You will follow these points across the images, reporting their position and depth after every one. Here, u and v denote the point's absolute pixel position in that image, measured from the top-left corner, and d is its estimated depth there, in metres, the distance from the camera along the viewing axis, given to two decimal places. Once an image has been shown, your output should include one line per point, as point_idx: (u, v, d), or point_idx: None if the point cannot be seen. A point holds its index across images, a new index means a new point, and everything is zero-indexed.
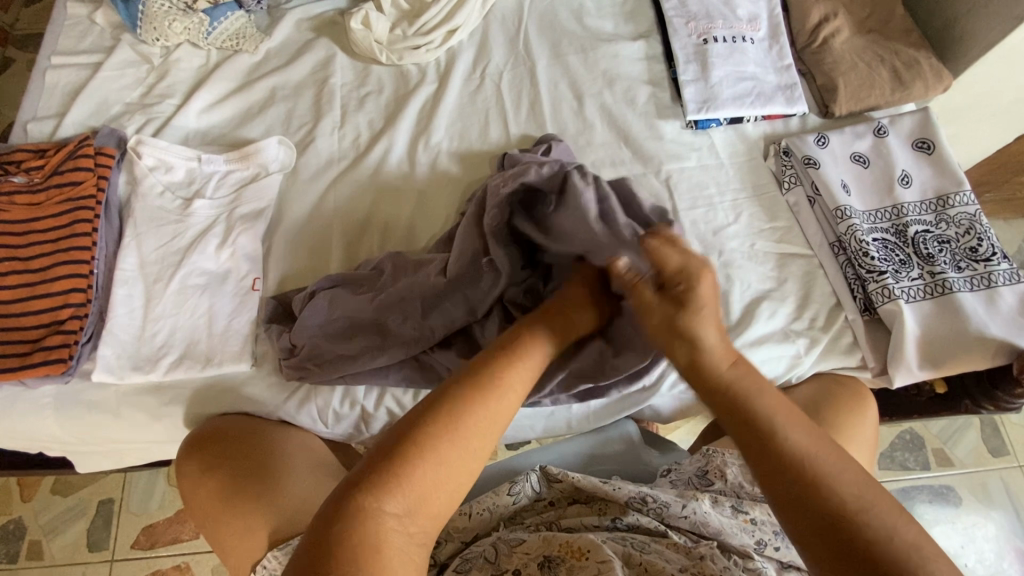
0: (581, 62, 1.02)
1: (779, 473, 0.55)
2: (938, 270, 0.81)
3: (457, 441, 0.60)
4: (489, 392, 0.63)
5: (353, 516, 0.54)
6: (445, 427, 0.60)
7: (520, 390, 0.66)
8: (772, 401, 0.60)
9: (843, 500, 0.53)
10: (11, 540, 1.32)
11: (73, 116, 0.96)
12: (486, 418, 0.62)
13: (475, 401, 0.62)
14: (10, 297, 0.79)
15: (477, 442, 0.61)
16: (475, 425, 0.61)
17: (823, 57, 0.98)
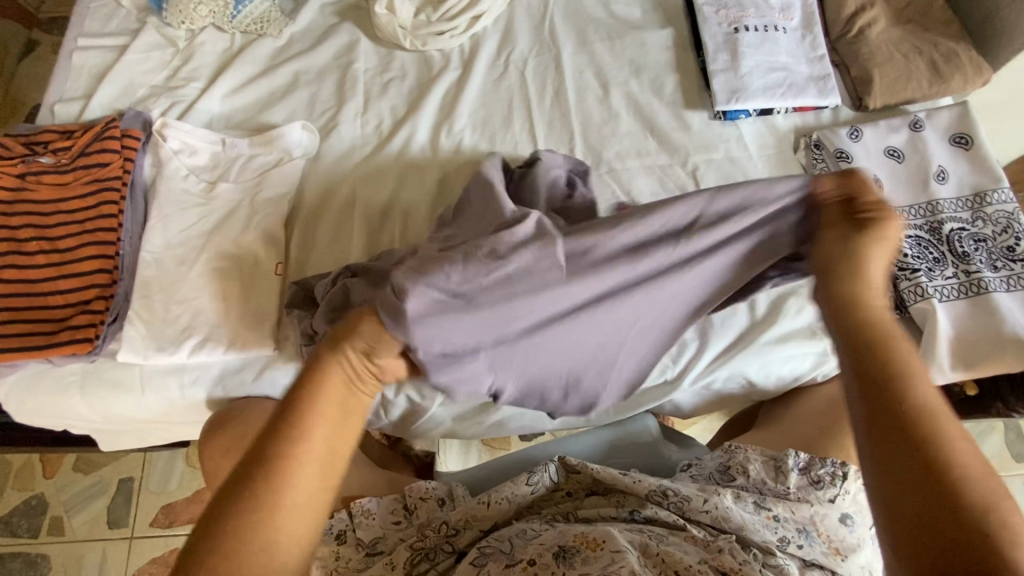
0: (608, 51, 1.00)
1: (887, 424, 0.49)
2: (973, 268, 0.79)
3: (265, 516, 0.48)
4: (291, 446, 0.50)
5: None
6: (251, 507, 0.48)
7: (329, 419, 0.52)
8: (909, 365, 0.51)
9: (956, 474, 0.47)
10: (34, 515, 1.36)
11: (99, 98, 0.97)
12: (300, 471, 0.50)
13: (282, 460, 0.49)
14: (39, 276, 0.80)
15: (298, 501, 0.49)
16: (285, 483, 0.49)
17: (858, 48, 0.95)
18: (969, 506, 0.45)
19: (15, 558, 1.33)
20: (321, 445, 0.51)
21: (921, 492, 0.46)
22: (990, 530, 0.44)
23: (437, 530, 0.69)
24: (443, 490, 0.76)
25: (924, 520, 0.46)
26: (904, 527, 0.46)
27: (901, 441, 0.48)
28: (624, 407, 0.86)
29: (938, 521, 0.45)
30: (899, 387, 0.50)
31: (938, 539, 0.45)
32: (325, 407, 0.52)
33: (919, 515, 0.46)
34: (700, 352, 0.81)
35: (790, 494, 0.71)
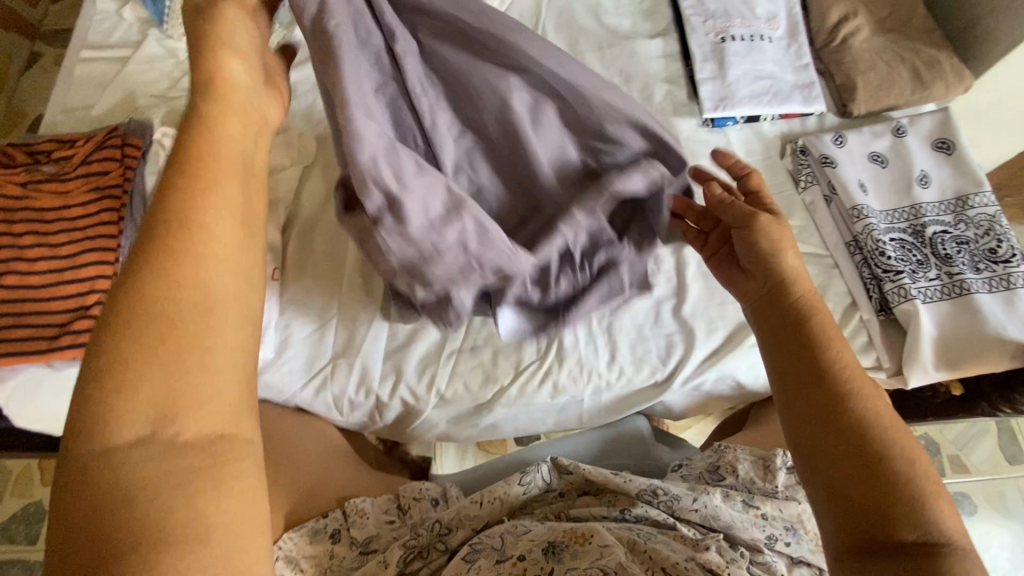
0: (598, 60, 1.02)
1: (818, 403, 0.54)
2: (955, 270, 0.81)
3: (166, 272, 0.43)
4: (181, 198, 0.46)
5: (78, 470, 0.38)
6: (146, 267, 0.43)
7: (220, 241, 0.46)
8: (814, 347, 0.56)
9: (897, 454, 0.51)
10: (32, 521, 1.37)
11: (102, 108, 0.99)
12: (200, 215, 0.46)
13: (170, 217, 0.45)
14: (40, 282, 0.82)
15: (191, 277, 0.43)
16: (194, 274, 0.44)
17: (842, 56, 0.98)
18: (882, 460, 0.50)
19: (13, 564, 1.34)
20: (218, 187, 0.48)
21: (848, 457, 0.51)
22: (905, 477, 0.49)
23: (429, 529, 0.70)
24: (437, 491, 0.76)
25: (852, 482, 0.50)
26: (825, 487, 0.51)
27: (826, 421, 0.53)
28: (611, 409, 0.87)
29: (863, 478, 0.50)
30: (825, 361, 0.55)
31: (859, 487, 0.50)
32: (231, 179, 0.49)
33: (844, 467, 0.51)
34: (687, 352, 0.83)
35: (778, 493, 0.72)
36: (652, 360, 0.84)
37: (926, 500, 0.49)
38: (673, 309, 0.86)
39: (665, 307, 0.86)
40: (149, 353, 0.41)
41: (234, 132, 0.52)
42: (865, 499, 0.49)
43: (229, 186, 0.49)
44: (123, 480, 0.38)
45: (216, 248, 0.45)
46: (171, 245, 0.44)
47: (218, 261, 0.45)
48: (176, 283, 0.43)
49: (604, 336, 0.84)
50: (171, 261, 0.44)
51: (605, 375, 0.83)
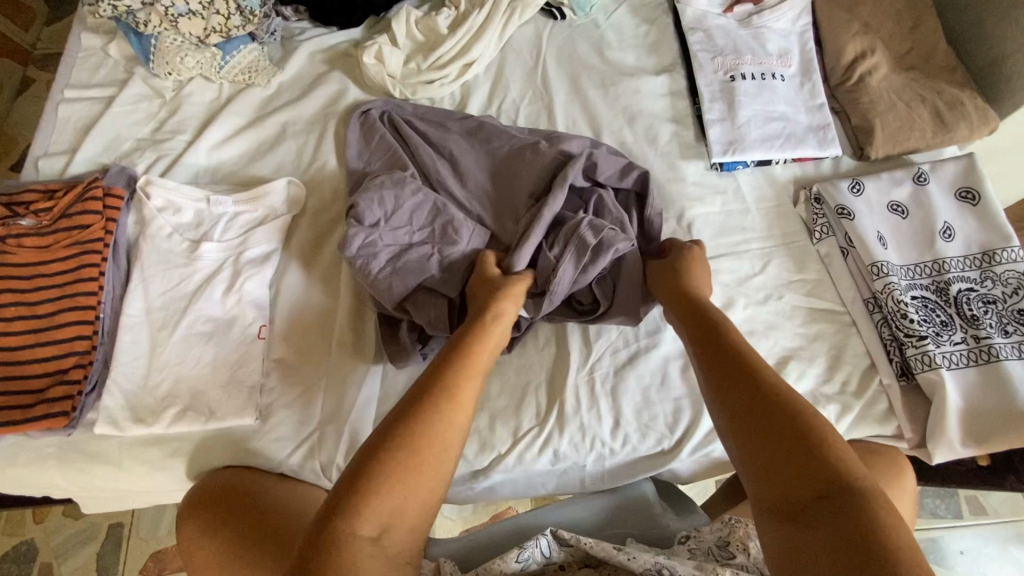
0: (602, 98, 0.98)
1: (730, 383, 0.63)
2: (983, 334, 0.76)
3: (428, 435, 0.60)
4: (453, 388, 0.64)
5: (325, 543, 0.53)
6: (421, 441, 0.60)
7: (469, 391, 0.65)
8: (724, 345, 0.67)
9: (799, 418, 0.58)
10: (23, 562, 1.34)
11: (85, 152, 0.95)
12: (451, 412, 0.62)
13: (450, 383, 0.64)
14: (15, 344, 0.78)
15: (426, 454, 0.59)
16: (454, 403, 0.63)
17: (858, 96, 0.92)
18: (791, 417, 0.58)
19: None
20: (469, 386, 0.66)
21: (767, 424, 0.58)
22: (808, 436, 0.56)
23: None
24: (432, 568, 0.73)
25: (767, 447, 0.57)
26: (750, 461, 0.58)
27: (737, 397, 0.61)
28: (615, 474, 0.82)
29: (781, 439, 0.57)
30: (731, 353, 0.66)
31: (775, 447, 0.57)
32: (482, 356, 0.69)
33: (762, 431, 0.58)
34: (696, 417, 0.79)
35: None
36: (659, 427, 0.79)
37: (827, 445, 0.55)
38: (681, 370, 0.81)
39: (672, 366, 0.81)
40: (399, 462, 0.58)
41: (492, 322, 0.72)
42: (776, 458, 0.56)
43: (481, 349, 0.70)
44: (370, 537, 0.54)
45: (461, 395, 0.64)
46: (436, 378, 0.64)
47: (453, 447, 0.61)
48: (427, 448, 0.60)
49: (607, 399, 0.80)
50: (440, 389, 0.63)
51: (609, 442, 0.79)
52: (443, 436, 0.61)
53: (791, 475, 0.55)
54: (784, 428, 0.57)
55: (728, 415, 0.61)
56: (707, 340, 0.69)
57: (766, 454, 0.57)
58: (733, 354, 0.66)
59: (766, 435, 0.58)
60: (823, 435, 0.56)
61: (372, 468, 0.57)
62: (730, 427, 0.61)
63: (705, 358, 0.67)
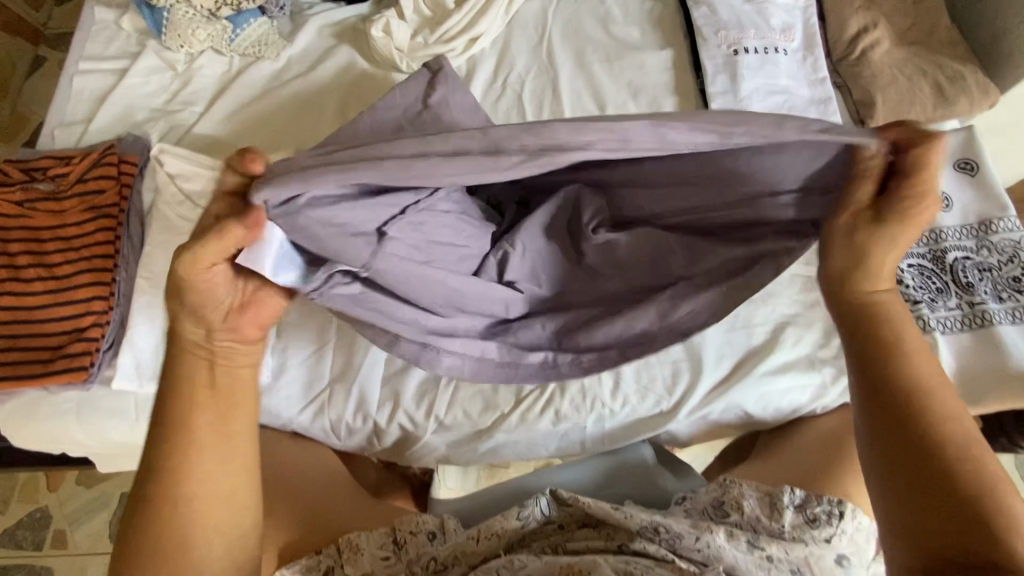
0: (605, 72, 0.99)
1: (891, 404, 0.54)
2: (977, 300, 0.77)
3: (176, 467, 0.55)
4: (188, 417, 0.56)
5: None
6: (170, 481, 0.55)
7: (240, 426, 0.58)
8: (883, 347, 0.56)
9: (963, 459, 0.52)
10: (38, 528, 1.38)
11: (99, 122, 0.97)
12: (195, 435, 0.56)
13: (180, 426, 0.56)
14: (34, 304, 0.81)
15: (198, 485, 0.56)
16: (194, 449, 0.56)
17: (860, 70, 0.93)
18: (952, 458, 0.52)
19: (19, 570, 1.36)
20: (216, 407, 0.57)
21: (915, 462, 0.53)
22: (973, 486, 0.51)
23: (425, 567, 0.69)
24: (434, 523, 0.75)
25: (923, 489, 0.52)
26: (896, 498, 0.53)
27: (892, 423, 0.54)
28: (615, 437, 0.84)
29: (916, 468, 0.52)
30: (897, 363, 0.55)
31: (919, 493, 0.52)
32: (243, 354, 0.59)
33: (910, 470, 0.52)
34: (694, 381, 0.81)
35: (785, 534, 0.69)
36: (658, 389, 0.81)
37: (993, 498, 0.50)
38: (681, 335, 0.83)
39: None
40: (156, 513, 0.55)
41: (197, 327, 0.57)
42: (930, 504, 0.51)
43: (238, 378, 0.59)
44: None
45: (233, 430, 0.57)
46: (176, 410, 0.56)
47: (209, 463, 0.56)
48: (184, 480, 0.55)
49: None
50: (169, 431, 0.56)
51: (608, 403, 0.82)
52: (205, 466, 0.56)
53: (947, 528, 0.50)
54: (955, 476, 0.51)
55: (884, 441, 0.54)
56: (867, 350, 0.56)
57: (916, 490, 0.52)
58: (891, 360, 0.55)
59: (922, 472, 0.52)
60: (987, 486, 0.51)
61: (140, 530, 0.54)
62: (881, 455, 0.54)
63: (864, 359, 0.56)
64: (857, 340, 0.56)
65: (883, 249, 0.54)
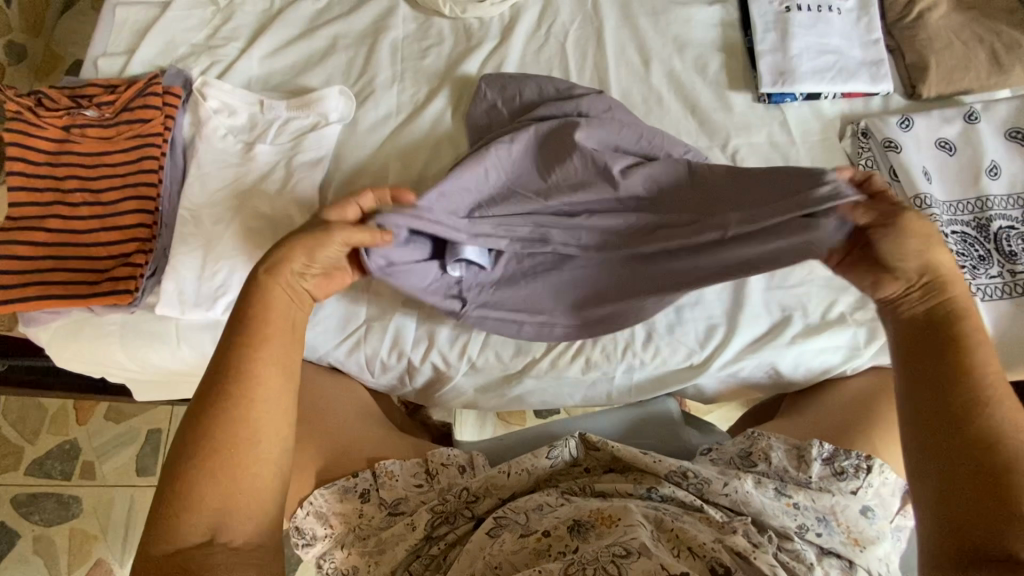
0: (652, 26, 0.97)
1: (938, 404, 0.58)
2: (1020, 269, 0.77)
3: (241, 411, 0.59)
4: (243, 360, 0.60)
5: (166, 558, 0.56)
6: (237, 418, 0.59)
7: (273, 378, 0.61)
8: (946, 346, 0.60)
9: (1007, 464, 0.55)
10: (67, 459, 1.43)
11: (141, 54, 0.97)
12: (260, 365, 0.60)
13: (235, 370, 0.60)
14: (82, 227, 0.82)
15: (242, 448, 0.58)
16: (245, 394, 0.59)
17: (916, 33, 0.91)
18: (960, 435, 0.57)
19: (49, 498, 1.41)
20: (280, 346, 0.62)
21: (956, 458, 0.57)
22: (992, 470, 0.55)
23: (457, 495, 0.69)
24: (464, 458, 0.75)
25: (951, 480, 0.56)
26: (932, 499, 0.57)
27: (946, 418, 0.58)
28: (647, 386, 0.86)
29: (962, 461, 0.56)
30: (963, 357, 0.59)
31: (968, 520, 0.55)
32: (282, 305, 0.63)
33: (946, 462, 0.57)
34: (728, 336, 0.81)
35: (811, 483, 0.70)
36: (690, 343, 0.82)
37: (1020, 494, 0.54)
38: (719, 291, 0.83)
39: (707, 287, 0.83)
40: (205, 469, 0.57)
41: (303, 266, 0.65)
42: (960, 506, 0.55)
43: (286, 293, 0.64)
44: (190, 546, 0.56)
45: (263, 381, 0.60)
46: (229, 352, 0.61)
47: (269, 418, 0.60)
48: (243, 414, 0.59)
49: (640, 314, 0.83)
50: (223, 383, 0.59)
51: (640, 354, 0.82)
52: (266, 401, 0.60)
53: (971, 528, 0.54)
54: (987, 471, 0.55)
55: (928, 447, 0.58)
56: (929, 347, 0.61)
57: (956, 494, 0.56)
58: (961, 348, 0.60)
59: (963, 463, 0.56)
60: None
61: (192, 474, 0.57)
62: (929, 450, 0.58)
63: (921, 347, 0.61)
64: (915, 355, 0.61)
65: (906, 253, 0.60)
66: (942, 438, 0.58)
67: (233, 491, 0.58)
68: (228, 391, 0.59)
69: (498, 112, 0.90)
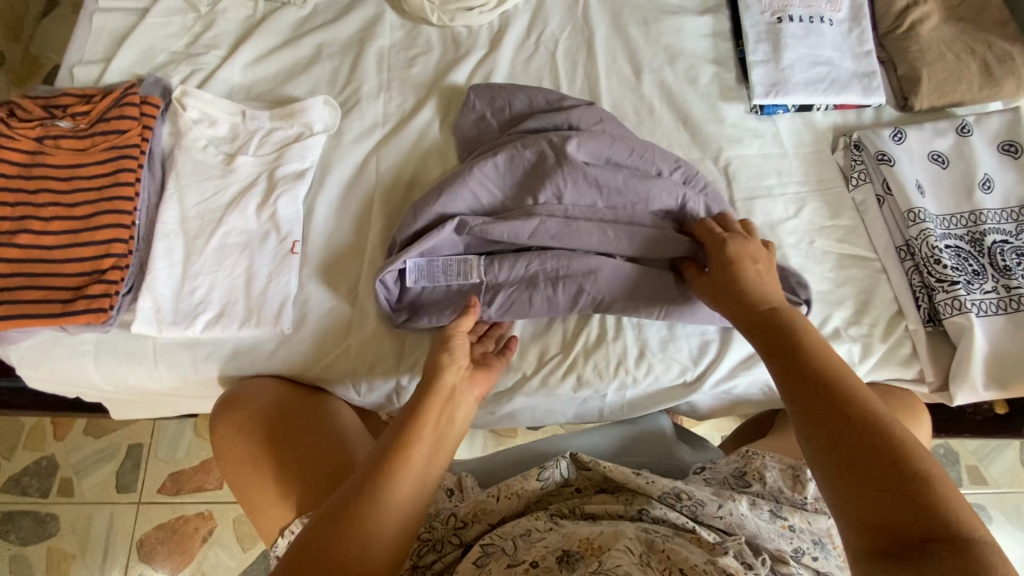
0: (643, 36, 0.96)
1: (805, 382, 0.57)
2: (1015, 284, 0.76)
3: (435, 432, 0.62)
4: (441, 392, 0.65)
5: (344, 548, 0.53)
6: (372, 513, 0.55)
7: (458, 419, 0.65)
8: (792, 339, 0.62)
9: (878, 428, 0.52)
10: (44, 475, 1.39)
11: (118, 62, 0.94)
12: (460, 394, 0.66)
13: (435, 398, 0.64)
14: (54, 243, 0.79)
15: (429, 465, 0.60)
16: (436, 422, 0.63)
17: (907, 45, 0.90)
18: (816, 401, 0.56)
19: (25, 516, 1.37)
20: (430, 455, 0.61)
21: (836, 431, 0.53)
22: (864, 432, 0.52)
23: (444, 522, 0.69)
24: (452, 481, 0.75)
25: (844, 457, 0.52)
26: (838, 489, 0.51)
27: (818, 391, 0.56)
28: (640, 403, 0.84)
29: (841, 434, 0.53)
30: (807, 344, 0.61)
31: (868, 490, 0.49)
32: (437, 421, 0.63)
33: (831, 441, 0.53)
34: (721, 352, 0.80)
35: (806, 505, 0.69)
36: (683, 359, 0.80)
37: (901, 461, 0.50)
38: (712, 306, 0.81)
39: None
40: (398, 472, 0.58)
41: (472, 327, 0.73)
42: (868, 491, 0.50)
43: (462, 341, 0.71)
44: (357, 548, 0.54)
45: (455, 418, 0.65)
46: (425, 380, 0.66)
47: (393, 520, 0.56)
48: (439, 437, 0.62)
49: (632, 330, 0.81)
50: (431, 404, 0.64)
51: (633, 371, 0.80)
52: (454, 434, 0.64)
53: (872, 504, 0.49)
54: (870, 442, 0.51)
55: (812, 430, 0.55)
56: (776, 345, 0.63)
57: (850, 474, 0.51)
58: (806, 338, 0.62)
59: (836, 431, 0.53)
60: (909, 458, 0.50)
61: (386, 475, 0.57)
62: (810, 442, 0.55)
63: (773, 340, 0.63)
64: (773, 350, 0.63)
65: (746, 275, 0.69)
66: (817, 412, 0.55)
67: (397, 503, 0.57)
68: (375, 485, 0.57)
69: (487, 124, 0.88)
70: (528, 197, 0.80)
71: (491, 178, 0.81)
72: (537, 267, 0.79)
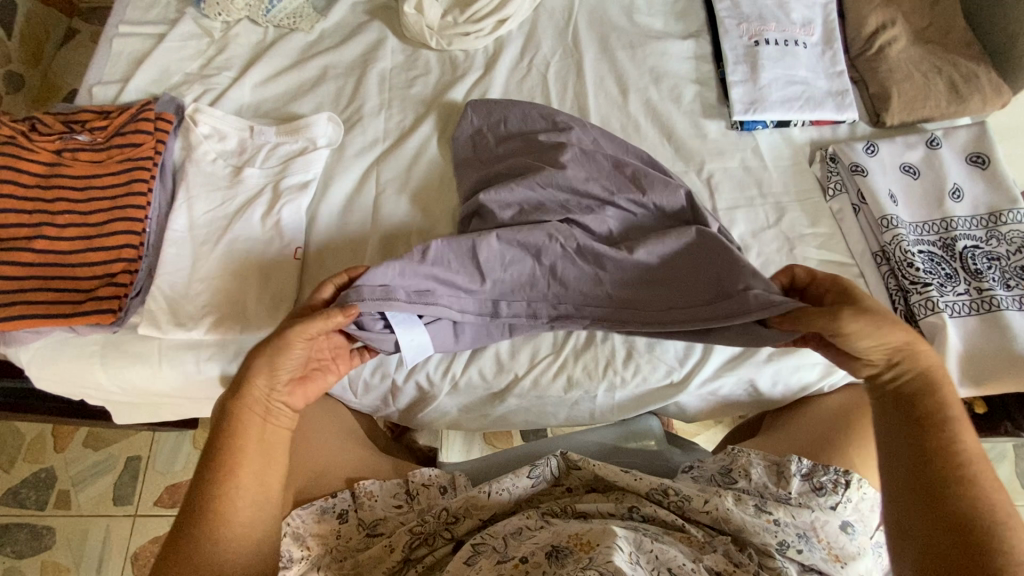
0: (629, 58, 1.02)
1: (909, 429, 0.63)
2: (986, 286, 0.80)
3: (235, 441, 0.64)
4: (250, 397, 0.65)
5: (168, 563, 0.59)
6: (197, 532, 0.60)
7: (272, 414, 0.66)
8: (932, 387, 0.64)
9: (964, 491, 0.59)
10: (42, 487, 1.40)
11: (135, 82, 1.00)
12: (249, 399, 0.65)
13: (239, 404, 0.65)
14: (68, 248, 0.83)
15: (244, 470, 0.63)
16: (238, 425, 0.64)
17: (878, 65, 0.96)
18: (934, 450, 0.61)
19: (21, 529, 1.37)
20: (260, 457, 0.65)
21: (926, 481, 0.60)
22: (952, 487, 0.59)
23: (436, 516, 0.68)
24: (446, 478, 0.75)
25: (924, 501, 0.60)
26: (913, 519, 0.60)
27: (914, 437, 0.62)
28: (629, 406, 0.86)
29: (936, 485, 0.60)
30: (938, 398, 0.64)
31: (943, 537, 0.57)
32: (261, 404, 0.65)
33: (910, 486, 0.61)
34: (706, 354, 0.82)
35: (791, 500, 0.70)
36: (669, 360, 0.83)
37: (996, 529, 0.57)
38: None
39: None
40: (211, 485, 0.62)
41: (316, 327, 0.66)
42: (936, 535, 0.58)
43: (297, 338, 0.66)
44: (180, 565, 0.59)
45: (256, 417, 0.65)
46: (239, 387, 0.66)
47: (241, 530, 0.62)
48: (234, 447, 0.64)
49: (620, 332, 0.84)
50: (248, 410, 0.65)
51: (621, 372, 0.83)
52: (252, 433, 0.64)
53: (942, 549, 0.57)
54: (962, 502, 0.59)
55: (896, 470, 0.62)
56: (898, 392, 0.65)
57: (950, 521, 0.58)
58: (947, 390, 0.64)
59: (929, 478, 0.60)
60: (991, 523, 0.57)
61: (205, 485, 0.62)
62: (896, 481, 0.62)
63: (905, 386, 0.65)
64: (896, 397, 0.65)
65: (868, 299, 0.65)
66: (915, 460, 0.61)
67: (228, 514, 0.61)
68: (203, 498, 0.62)
69: (483, 136, 0.93)
70: (537, 227, 0.79)
71: (504, 197, 0.83)
72: (538, 302, 0.80)
